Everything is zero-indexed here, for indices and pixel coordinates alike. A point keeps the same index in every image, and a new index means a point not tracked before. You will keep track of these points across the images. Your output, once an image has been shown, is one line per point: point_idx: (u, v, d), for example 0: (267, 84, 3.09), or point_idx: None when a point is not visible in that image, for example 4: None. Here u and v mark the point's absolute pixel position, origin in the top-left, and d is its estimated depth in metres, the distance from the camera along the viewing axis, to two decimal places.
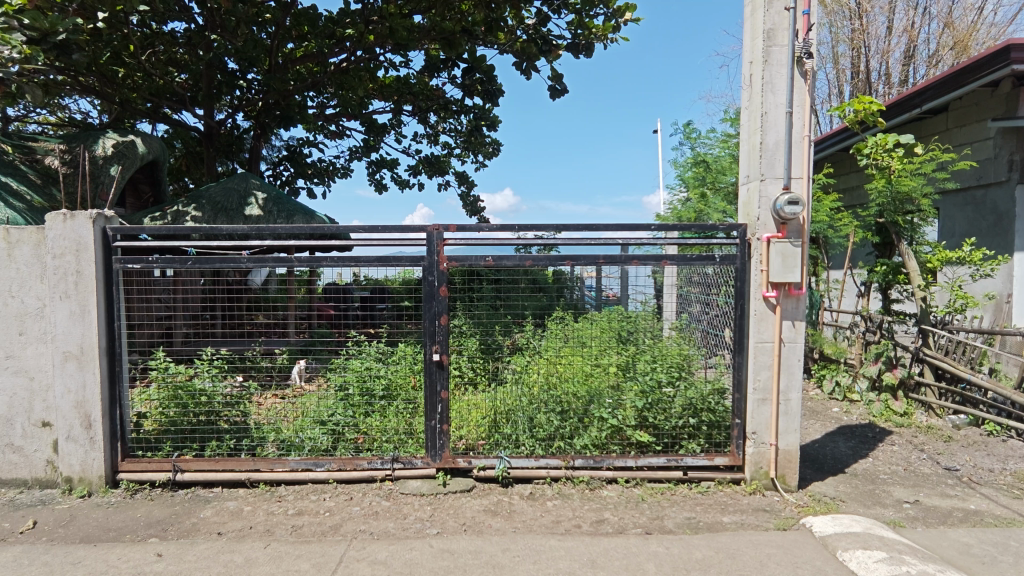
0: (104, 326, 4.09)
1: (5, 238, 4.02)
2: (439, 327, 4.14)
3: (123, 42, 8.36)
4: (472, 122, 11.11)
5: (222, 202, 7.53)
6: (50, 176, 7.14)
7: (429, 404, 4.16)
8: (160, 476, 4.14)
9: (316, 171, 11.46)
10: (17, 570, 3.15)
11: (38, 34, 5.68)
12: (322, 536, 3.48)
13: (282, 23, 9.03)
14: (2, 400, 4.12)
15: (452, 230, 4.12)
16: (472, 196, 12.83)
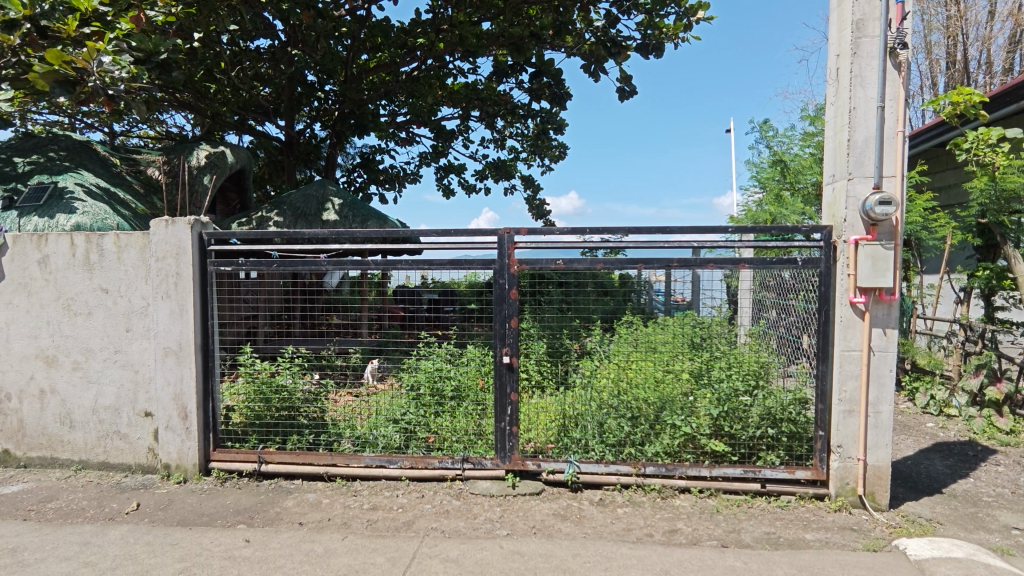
0: (200, 323, 4.39)
1: (116, 243, 4.41)
2: (509, 330, 4.19)
3: (215, 60, 8.99)
4: (538, 126, 11.17)
5: (301, 207, 7.93)
6: (152, 186, 7.75)
7: (499, 406, 4.22)
8: (247, 466, 4.39)
9: (387, 177, 11.84)
10: (124, 548, 3.43)
11: (144, 54, 6.16)
12: (396, 531, 3.58)
13: (358, 36, 9.40)
14: (112, 390, 4.50)
15: (523, 233, 4.16)
16: (537, 201, 12.87)
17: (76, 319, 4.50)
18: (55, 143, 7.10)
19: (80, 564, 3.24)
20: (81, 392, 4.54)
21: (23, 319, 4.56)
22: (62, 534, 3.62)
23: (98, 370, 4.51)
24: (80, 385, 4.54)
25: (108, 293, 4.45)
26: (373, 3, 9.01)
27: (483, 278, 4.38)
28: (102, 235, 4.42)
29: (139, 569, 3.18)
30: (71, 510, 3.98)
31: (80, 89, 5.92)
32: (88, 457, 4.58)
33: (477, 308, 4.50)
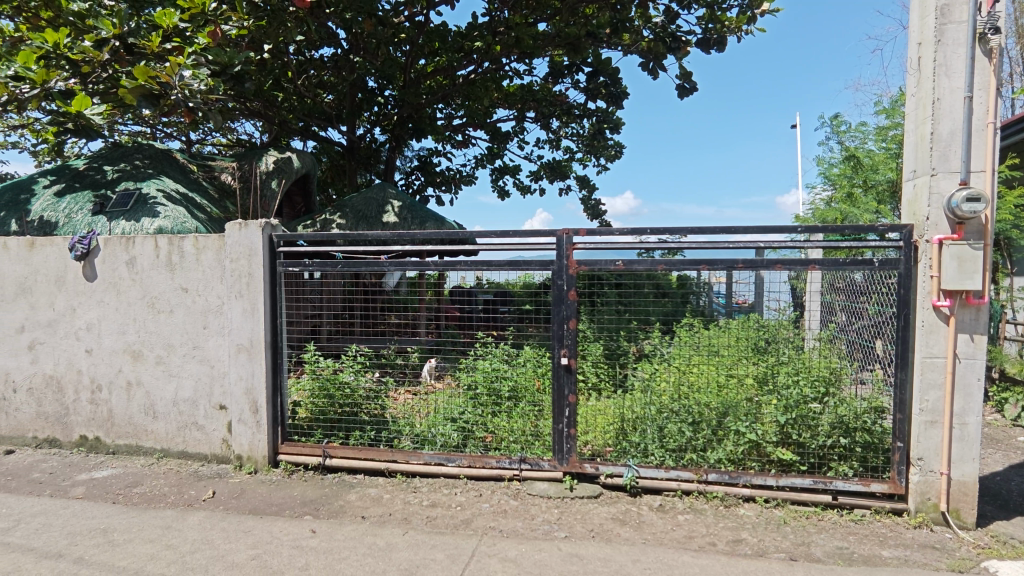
0: (269, 322, 4.59)
1: (195, 245, 4.68)
2: (568, 332, 4.16)
3: (283, 70, 9.40)
4: (594, 126, 11.08)
5: (363, 210, 8.16)
6: (225, 191, 8.17)
7: (557, 408, 4.19)
8: (312, 460, 4.56)
9: (444, 180, 12.04)
10: (202, 533, 3.62)
11: (219, 67, 6.52)
12: (455, 529, 3.63)
13: (416, 41, 9.60)
14: (191, 384, 4.78)
15: (582, 234, 4.13)
16: (592, 201, 12.77)
17: (159, 317, 4.80)
18: (139, 152, 7.63)
19: (163, 547, 3.45)
20: (163, 385, 4.84)
21: (113, 316, 4.91)
22: (146, 517, 3.86)
23: (179, 364, 4.79)
24: (162, 378, 4.84)
25: (187, 293, 4.73)
26: (432, 8, 9.19)
27: (538, 279, 4.38)
28: (182, 238, 4.71)
29: (215, 554, 3.35)
30: (154, 495, 4.24)
31: (163, 102, 6.33)
32: (169, 446, 4.88)
33: (533, 308, 4.61)
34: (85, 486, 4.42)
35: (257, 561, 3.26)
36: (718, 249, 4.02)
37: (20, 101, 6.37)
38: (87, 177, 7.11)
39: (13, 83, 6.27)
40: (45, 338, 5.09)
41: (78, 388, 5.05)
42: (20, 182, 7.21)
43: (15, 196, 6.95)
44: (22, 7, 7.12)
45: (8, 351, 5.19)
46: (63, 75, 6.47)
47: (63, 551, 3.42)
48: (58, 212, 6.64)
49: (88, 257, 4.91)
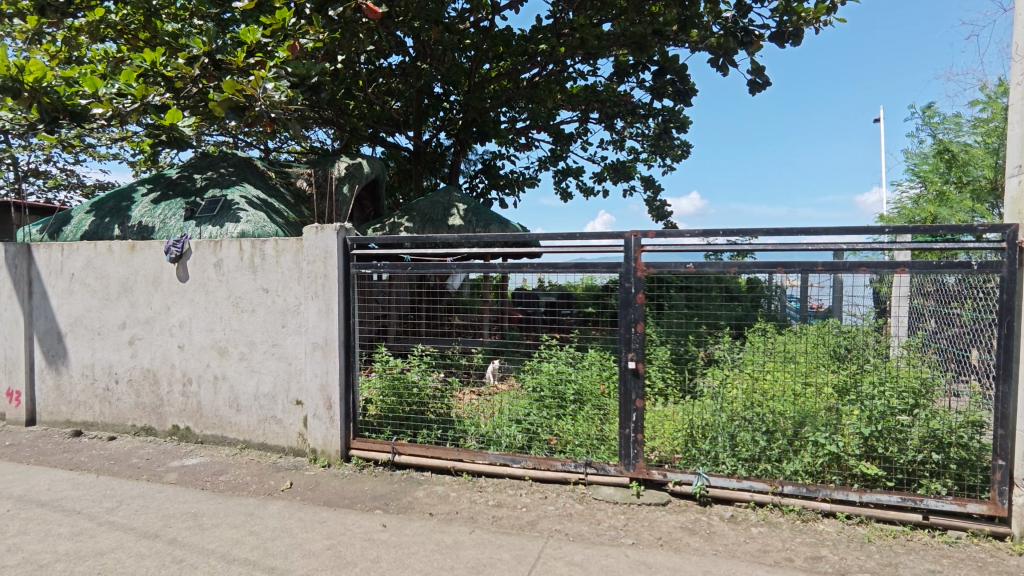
0: (343, 322, 4.77)
1: (275, 248, 4.94)
2: (635, 335, 4.09)
3: (354, 79, 9.79)
4: (661, 125, 10.85)
5: (429, 213, 8.33)
6: (301, 196, 8.58)
7: (624, 412, 4.13)
8: (382, 456, 4.70)
9: (507, 182, 12.13)
10: (281, 522, 3.81)
11: (298, 79, 6.87)
12: (521, 530, 3.65)
13: (481, 46, 9.74)
14: (270, 379, 5.04)
15: (650, 236, 4.06)
16: (657, 201, 12.51)
17: (242, 315, 5.10)
18: (224, 161, 8.15)
19: (246, 532, 3.65)
20: (246, 380, 5.13)
21: (202, 314, 5.25)
22: (231, 504, 4.11)
23: (260, 361, 5.07)
24: (245, 373, 5.13)
25: (268, 293, 5.00)
26: (497, 13, 9.30)
27: (600, 282, 4.39)
28: (264, 241, 4.98)
29: (294, 542, 3.52)
30: (237, 483, 4.51)
31: (248, 113, 6.68)
32: (250, 438, 5.17)
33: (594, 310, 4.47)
34: (176, 473, 4.75)
35: (332, 551, 3.40)
36: (791, 252, 3.84)
37: (122, 115, 6.86)
38: (179, 185, 7.64)
39: (117, 99, 6.78)
40: (143, 334, 5.52)
41: (171, 381, 5.43)
42: (121, 191, 7.84)
43: (117, 204, 7.58)
44: (124, 29, 7.76)
45: (111, 346, 5.66)
46: (159, 90, 6.97)
47: (159, 532, 3.69)
48: (154, 218, 7.16)
49: (181, 259, 5.29)
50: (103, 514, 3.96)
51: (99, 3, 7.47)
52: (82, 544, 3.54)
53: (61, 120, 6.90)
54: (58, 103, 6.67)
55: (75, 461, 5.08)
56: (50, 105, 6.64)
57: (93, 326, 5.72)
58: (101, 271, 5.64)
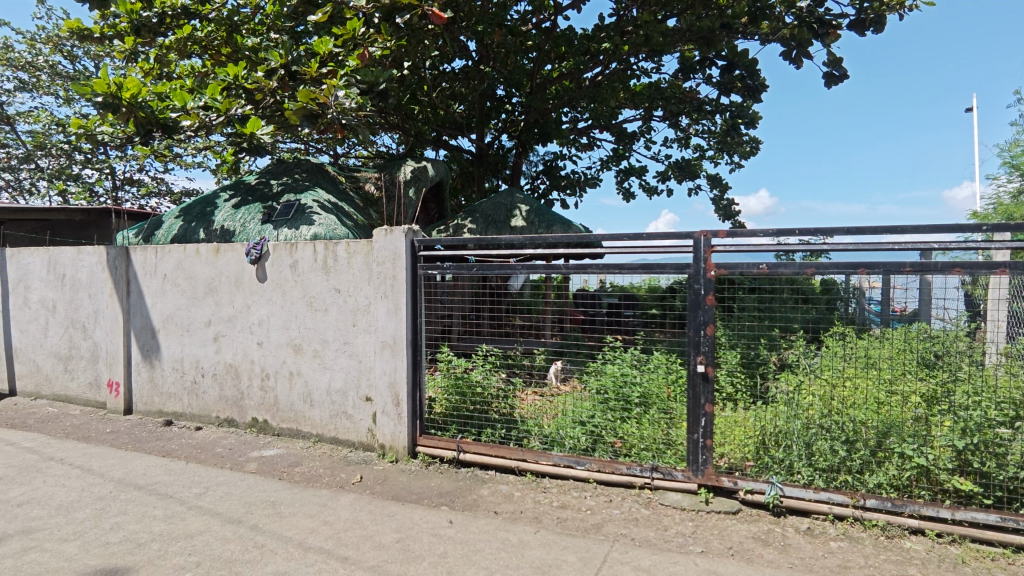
0: (411, 321, 4.89)
1: (347, 249, 5.14)
2: (705, 338, 3.98)
3: (420, 84, 10.03)
4: (728, 121, 10.51)
5: (492, 215, 8.41)
6: (369, 200, 8.88)
7: (692, 417, 4.03)
8: (447, 453, 4.79)
9: (568, 183, 12.09)
10: (353, 513, 3.95)
11: (367, 86, 7.09)
12: (586, 532, 3.63)
13: (543, 47, 9.75)
14: (342, 376, 5.24)
15: (721, 236, 3.94)
16: (724, 200, 12.13)
17: (316, 314, 5.33)
18: (299, 167, 8.55)
19: (321, 522, 3.81)
20: (320, 376, 5.36)
21: (279, 313, 5.53)
22: (306, 495, 4.30)
23: (332, 358, 5.28)
24: (319, 369, 5.36)
25: (340, 293, 5.20)
26: (559, 14, 9.29)
27: (664, 283, 4.28)
28: (337, 243, 5.19)
29: (365, 534, 3.65)
30: (312, 475, 4.72)
31: (321, 120, 6.96)
32: (323, 432, 5.39)
33: (658, 313, 4.38)
34: (256, 463, 5.02)
35: (401, 545, 3.49)
36: (868, 252, 3.67)
37: (208, 127, 7.37)
38: (258, 190, 8.07)
39: (202, 112, 7.30)
40: (226, 331, 5.86)
41: (251, 376, 5.75)
42: (206, 197, 8.36)
43: (203, 209, 8.08)
44: (209, 45, 8.26)
45: (198, 341, 6.05)
46: (241, 102, 7.38)
47: (242, 518, 3.91)
48: (235, 222, 7.60)
49: (260, 261, 5.59)
50: (192, 499, 4.25)
51: (186, 21, 7.99)
52: (174, 526, 3.80)
53: (154, 132, 7.46)
54: (152, 117, 7.18)
55: (167, 449, 5.47)
56: (144, 119, 7.16)
57: (182, 323, 6.13)
58: (189, 272, 6.04)
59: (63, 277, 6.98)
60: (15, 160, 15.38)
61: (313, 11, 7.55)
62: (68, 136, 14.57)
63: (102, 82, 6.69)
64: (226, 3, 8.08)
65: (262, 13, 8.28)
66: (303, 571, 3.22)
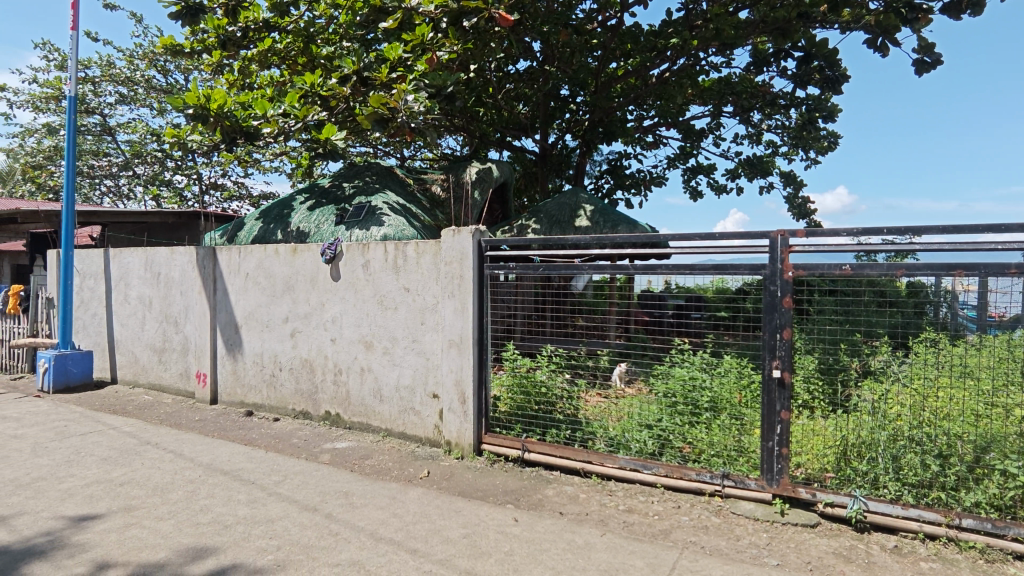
0: (477, 320, 4.97)
1: (416, 250, 5.29)
2: (782, 342, 3.81)
3: (485, 87, 10.12)
4: (804, 115, 10.02)
5: (557, 215, 8.40)
6: (436, 201, 9.07)
7: (767, 423, 3.86)
8: (512, 452, 4.82)
9: (633, 182, 11.90)
10: (421, 507, 4.05)
11: (435, 89, 7.24)
12: (653, 538, 3.56)
13: (609, 45, 9.65)
14: (410, 373, 5.38)
15: (800, 236, 3.76)
16: (799, 199, 11.57)
17: (386, 312, 5.50)
18: (369, 170, 8.83)
19: (391, 514, 3.93)
20: (389, 372, 5.53)
21: (352, 311, 5.74)
22: (376, 487, 4.45)
23: (401, 355, 5.43)
24: (388, 366, 5.53)
25: (409, 292, 5.35)
26: (626, 11, 9.15)
27: (732, 284, 4.16)
28: (406, 244, 5.34)
29: (433, 528, 3.73)
30: (381, 468, 4.88)
31: (391, 124, 7.17)
32: (392, 426, 5.55)
33: (728, 317, 4.27)
34: (330, 454, 5.23)
35: (468, 540, 3.55)
36: (962, 252, 3.45)
37: (286, 133, 7.77)
38: (331, 193, 8.40)
39: (282, 119, 7.74)
40: (302, 327, 6.15)
41: (325, 371, 6.00)
42: (284, 199, 8.79)
43: (281, 211, 8.50)
44: (286, 56, 8.68)
45: (276, 337, 6.37)
46: (317, 109, 7.73)
47: (318, 506, 4.09)
48: (310, 224, 7.96)
49: (335, 260, 5.84)
50: (272, 486, 4.49)
51: (267, 34, 8.46)
52: (256, 510, 4.02)
53: (237, 140, 7.91)
54: (235, 126, 7.63)
55: (248, 438, 5.80)
56: (229, 128, 7.62)
57: (263, 319, 6.48)
58: (269, 271, 6.39)
59: (158, 275, 7.55)
60: (115, 168, 16.74)
61: (383, 19, 7.75)
62: (161, 145, 15.71)
63: (193, 94, 7.21)
64: (303, 15, 8.47)
65: (335, 23, 8.57)
66: (375, 560, 3.33)
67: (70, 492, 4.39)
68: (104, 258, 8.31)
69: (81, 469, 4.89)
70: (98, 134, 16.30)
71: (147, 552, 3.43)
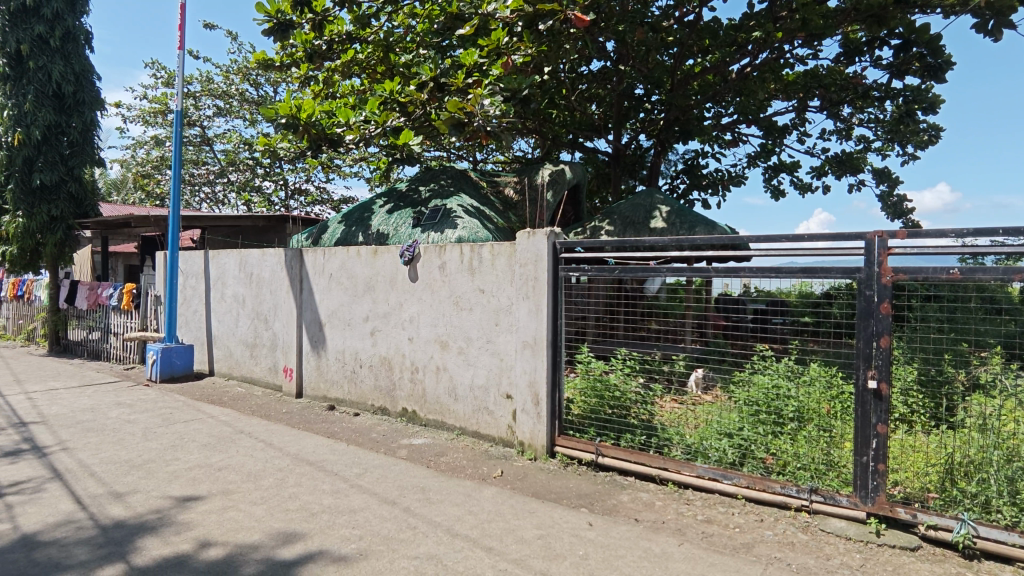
0: (551, 322, 4.96)
1: (491, 252, 5.37)
2: (879, 351, 3.56)
3: (558, 88, 10.08)
4: (902, 107, 9.33)
5: (630, 216, 8.25)
6: (509, 204, 9.16)
7: (861, 437, 3.62)
8: (586, 455, 4.78)
9: (711, 182, 11.52)
10: (495, 506, 4.10)
11: (510, 93, 7.33)
12: (735, 551, 3.43)
13: (686, 41, 9.38)
14: (484, 373, 5.47)
15: (900, 237, 3.51)
16: (894, 197, 10.81)
17: (462, 313, 5.62)
18: (444, 174, 9.03)
19: (466, 511, 4.01)
20: (464, 372, 5.63)
21: (428, 311, 5.90)
22: (452, 484, 4.55)
23: (475, 355, 5.53)
24: (462, 365, 5.65)
25: (483, 294, 5.44)
26: (705, 5, 8.86)
27: (817, 288, 4.00)
28: (482, 246, 5.44)
29: (508, 527, 3.76)
30: (456, 466, 4.98)
31: (467, 128, 7.31)
32: (466, 425, 5.66)
33: (811, 321, 4.05)
34: (407, 450, 5.40)
35: (543, 541, 3.56)
36: None
37: (367, 139, 8.10)
38: (408, 197, 8.64)
39: (363, 125, 8.03)
40: (381, 326, 6.38)
41: (402, 369, 6.20)
42: (364, 204, 9.14)
43: (362, 214, 8.87)
44: (367, 66, 9.05)
45: (357, 335, 6.65)
46: (395, 115, 8.01)
47: (396, 500, 4.23)
48: (389, 226, 8.28)
49: (413, 261, 6.02)
50: (354, 478, 4.69)
51: (350, 46, 8.85)
52: (340, 501, 4.22)
53: (323, 146, 8.34)
54: (321, 133, 8.06)
55: (331, 431, 6.09)
56: (316, 136, 8.05)
57: (345, 318, 6.78)
58: (351, 271, 6.68)
59: (251, 275, 8.08)
60: (212, 175, 18.04)
61: (460, 26, 7.93)
62: (253, 153, 16.79)
63: (285, 105, 7.68)
64: (383, 25, 8.79)
65: (412, 32, 8.82)
66: (452, 555, 3.40)
67: (175, 474, 4.77)
68: (204, 259, 8.98)
69: (185, 454, 5.31)
70: (198, 145, 17.64)
71: (243, 534, 3.68)
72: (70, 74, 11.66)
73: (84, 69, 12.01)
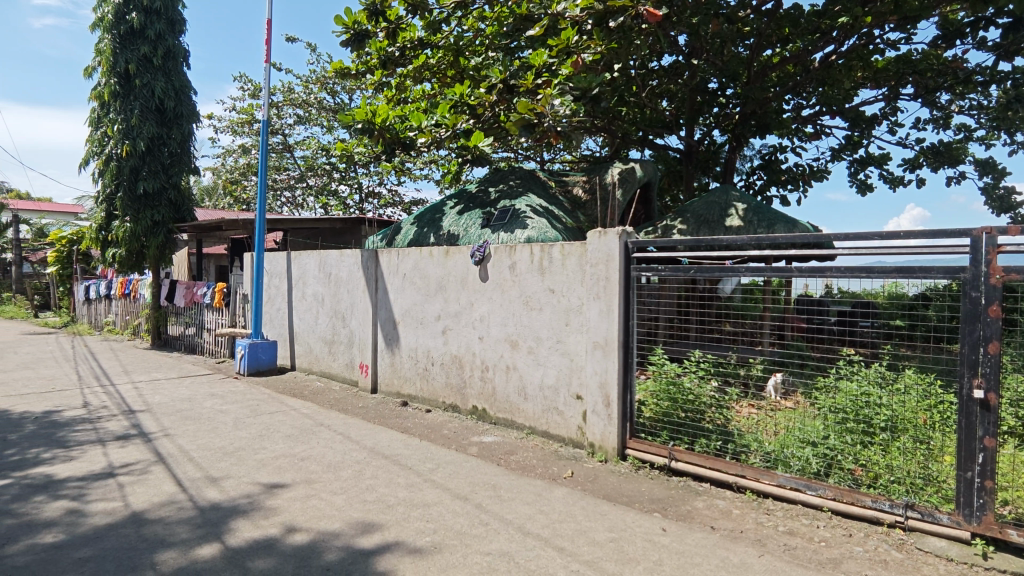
0: (623, 322, 4.89)
1: (562, 251, 5.36)
2: (986, 358, 3.27)
3: (629, 84, 9.91)
4: (1010, 91, 8.54)
5: (705, 215, 7.99)
6: (578, 203, 9.11)
7: (964, 449, 3.34)
8: (658, 459, 4.67)
9: (790, 177, 10.99)
10: (566, 507, 4.10)
11: (579, 92, 7.26)
12: (820, 566, 3.26)
13: (764, 31, 8.99)
14: (554, 373, 5.47)
15: (1012, 234, 3.21)
16: (999, 190, 9.91)
17: (532, 313, 5.64)
18: (513, 175, 9.11)
19: (538, 511, 4.03)
20: (534, 371, 5.66)
21: (499, 311, 5.97)
22: (523, 482, 4.58)
23: (546, 355, 5.54)
24: (532, 364, 5.67)
25: (554, 293, 5.44)
26: None
27: (910, 290, 3.69)
28: (552, 246, 5.44)
29: (580, 529, 3.75)
30: (527, 464, 5.02)
31: (537, 129, 7.29)
32: (536, 425, 5.68)
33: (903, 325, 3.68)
34: (477, 447, 5.49)
35: (616, 545, 3.52)
36: None
37: (438, 142, 8.31)
38: (478, 198, 8.78)
39: (434, 129, 8.23)
40: (453, 325, 6.52)
41: (473, 367, 6.30)
42: (436, 205, 9.36)
43: (433, 215, 9.10)
44: (437, 70, 9.26)
45: (430, 333, 6.82)
46: (465, 117, 8.15)
47: (468, 496, 4.31)
48: (459, 227, 8.44)
49: (483, 261, 6.11)
50: (427, 473, 4.81)
51: (421, 51, 9.10)
52: (414, 494, 4.35)
53: (396, 150, 8.58)
54: (395, 137, 8.33)
55: (405, 426, 6.28)
56: (390, 140, 8.32)
57: (418, 316, 6.97)
58: (424, 271, 6.86)
59: (330, 275, 8.46)
60: (293, 180, 19.04)
61: (529, 27, 7.92)
62: (330, 159, 17.60)
63: (361, 111, 8.01)
64: (453, 30, 8.96)
65: (481, 35, 8.93)
66: (524, 553, 3.43)
67: (263, 462, 5.08)
68: (287, 260, 9.49)
69: (271, 443, 5.64)
70: (280, 152, 18.65)
71: (325, 522, 3.86)
72: (170, 90, 12.67)
73: (183, 85, 13.01)
